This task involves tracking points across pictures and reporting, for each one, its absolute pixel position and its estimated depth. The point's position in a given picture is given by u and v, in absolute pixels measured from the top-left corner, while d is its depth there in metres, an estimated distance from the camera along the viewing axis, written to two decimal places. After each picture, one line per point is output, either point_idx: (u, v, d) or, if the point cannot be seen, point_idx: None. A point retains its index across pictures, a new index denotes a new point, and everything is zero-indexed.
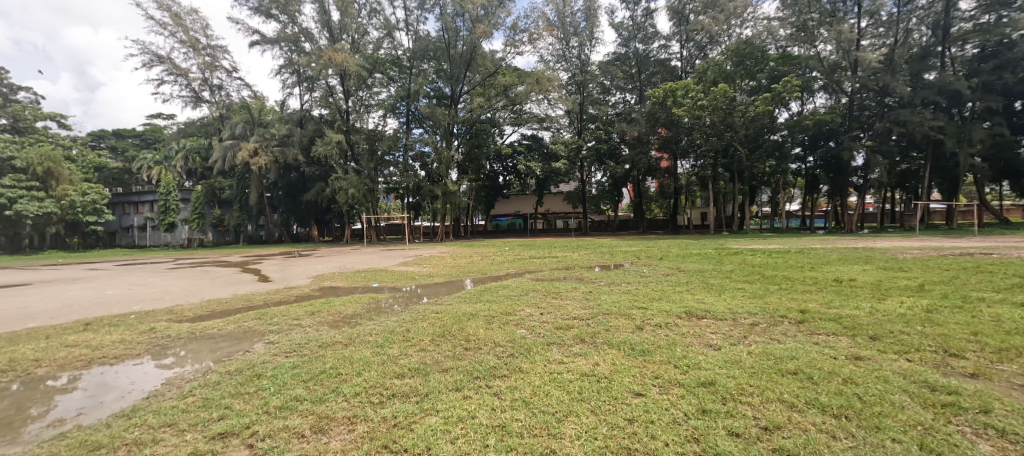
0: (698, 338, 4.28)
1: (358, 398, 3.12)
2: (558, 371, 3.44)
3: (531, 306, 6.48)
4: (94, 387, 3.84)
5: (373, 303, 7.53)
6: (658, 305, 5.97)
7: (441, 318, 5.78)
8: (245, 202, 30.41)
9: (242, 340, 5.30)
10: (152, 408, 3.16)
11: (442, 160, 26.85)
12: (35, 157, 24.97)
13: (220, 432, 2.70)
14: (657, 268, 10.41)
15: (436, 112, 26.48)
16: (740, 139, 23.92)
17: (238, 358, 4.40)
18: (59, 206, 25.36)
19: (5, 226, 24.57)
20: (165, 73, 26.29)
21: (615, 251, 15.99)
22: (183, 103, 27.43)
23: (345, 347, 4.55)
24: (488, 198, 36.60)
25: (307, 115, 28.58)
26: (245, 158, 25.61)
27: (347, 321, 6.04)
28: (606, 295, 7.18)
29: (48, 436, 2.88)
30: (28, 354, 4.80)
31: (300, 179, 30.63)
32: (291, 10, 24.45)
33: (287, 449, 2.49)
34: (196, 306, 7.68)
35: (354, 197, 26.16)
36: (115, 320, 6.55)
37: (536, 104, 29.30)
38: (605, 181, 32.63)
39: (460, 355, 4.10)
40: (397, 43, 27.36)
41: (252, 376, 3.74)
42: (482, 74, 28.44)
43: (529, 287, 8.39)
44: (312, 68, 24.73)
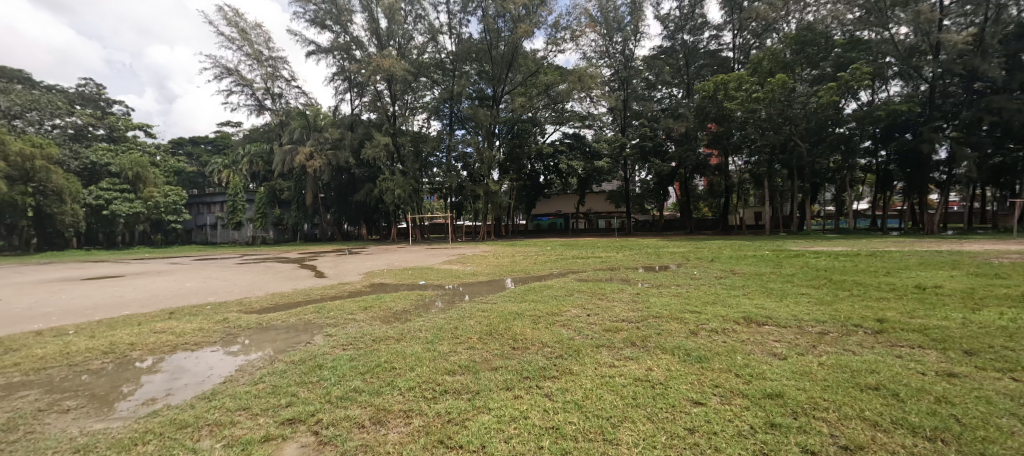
0: (760, 346, 4.02)
1: (412, 393, 3.21)
2: (609, 375, 3.35)
3: (577, 307, 6.37)
4: (177, 371, 4.23)
5: (419, 300, 7.73)
6: (713, 309, 5.67)
7: (487, 317, 5.83)
8: (301, 203, 32.39)
9: (302, 332, 5.64)
10: (229, 393, 3.43)
11: (484, 160, 27.23)
12: (127, 163, 28.21)
13: (288, 418, 2.88)
14: (709, 271, 9.88)
15: (478, 114, 26.88)
16: (800, 133, 22.24)
17: (300, 349, 4.68)
18: (146, 207, 28.30)
19: (102, 224, 27.88)
20: (233, 83, 28.62)
21: (662, 252, 15.41)
22: (248, 111, 29.73)
23: (396, 342, 4.71)
24: (529, 197, 36.55)
25: (357, 119, 29.97)
26: (301, 162, 27.37)
27: (398, 317, 6.28)
28: (655, 298, 6.92)
29: (142, 414, 3.19)
30: (124, 339, 5.38)
31: (350, 181, 32.18)
32: (343, 20, 25.78)
33: (349, 438, 2.59)
34: (262, 299, 8.28)
35: (400, 197, 27.09)
36: (193, 310, 7.20)
37: (578, 102, 29.09)
38: (649, 179, 31.62)
39: (509, 354, 4.11)
40: (441, 46, 27.97)
41: (314, 367, 3.96)
42: (524, 74, 28.53)
43: (574, 288, 8.25)
44: (361, 74, 25.85)
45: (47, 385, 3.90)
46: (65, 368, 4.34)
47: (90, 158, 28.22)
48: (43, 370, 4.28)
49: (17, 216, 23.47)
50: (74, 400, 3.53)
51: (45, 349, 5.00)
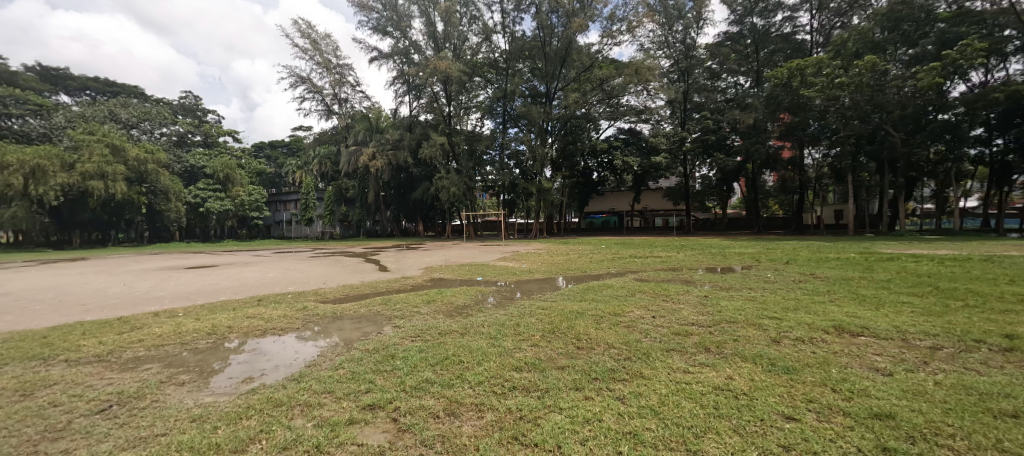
0: (857, 359, 3.61)
1: (481, 387, 3.27)
2: (685, 381, 3.18)
3: (640, 308, 6.13)
4: (267, 353, 4.63)
5: (477, 295, 7.88)
6: (796, 316, 5.19)
7: (548, 315, 5.79)
8: (364, 200, 34.35)
9: (373, 322, 5.97)
10: (315, 376, 3.70)
11: (536, 157, 27.22)
12: (219, 166, 31.63)
13: (369, 404, 3.04)
14: (784, 275, 9.07)
15: (531, 111, 26.87)
16: (893, 121, 19.79)
17: (373, 339, 4.93)
18: (233, 204, 31.59)
19: (199, 220, 31.52)
20: (305, 91, 31.02)
21: (728, 253, 14.46)
22: (318, 115, 32.05)
23: (461, 336, 4.83)
24: (582, 194, 35.97)
25: (415, 120, 31.10)
26: (365, 162, 29.04)
27: (459, 312, 6.44)
28: (725, 301, 6.48)
29: (243, 390, 3.53)
30: (223, 322, 6.02)
31: (408, 179, 33.62)
32: (403, 26, 26.95)
33: (426, 428, 2.69)
34: (334, 290, 8.89)
35: (455, 195, 27.83)
36: (277, 298, 7.90)
37: (634, 96, 28.15)
38: (712, 175, 29.78)
39: (574, 354, 4.05)
40: (495, 46, 28.23)
41: (387, 356, 4.16)
42: (578, 69, 28.05)
43: (634, 288, 7.98)
44: (419, 77, 26.80)
45: (164, 360, 4.44)
46: (177, 346, 4.93)
47: (189, 162, 32.04)
48: (161, 347, 4.90)
49: (135, 212, 27.23)
50: (186, 374, 3.98)
51: (161, 328, 5.73)
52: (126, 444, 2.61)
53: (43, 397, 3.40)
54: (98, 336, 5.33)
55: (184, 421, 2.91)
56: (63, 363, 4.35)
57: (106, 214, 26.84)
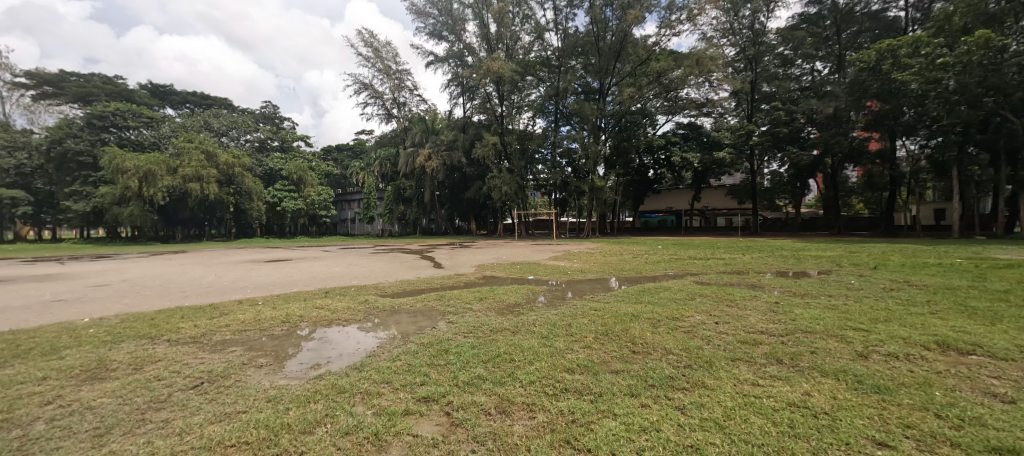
0: (967, 381, 3.12)
1: (533, 386, 3.24)
2: (755, 395, 2.93)
3: (702, 313, 5.77)
4: (333, 342, 4.96)
5: (528, 294, 7.87)
6: (888, 328, 4.60)
7: (601, 316, 5.63)
8: (420, 200, 35.75)
9: (428, 317, 6.17)
10: (375, 366, 3.89)
11: (589, 155, 26.70)
12: (293, 168, 34.55)
13: (424, 396, 3.13)
14: (871, 281, 8.09)
15: (584, 108, 26.35)
16: (1013, 104, 16.94)
17: (428, 333, 5.10)
18: (305, 203, 34.29)
19: (276, 218, 34.62)
20: (368, 97, 32.88)
21: (802, 256, 13.21)
22: (379, 119, 33.85)
23: (512, 334, 4.84)
24: (637, 193, 34.71)
25: (469, 121, 31.75)
26: (421, 163, 30.21)
27: (511, 310, 6.47)
28: (800, 308, 5.91)
29: (311, 375, 3.80)
30: (296, 311, 6.56)
31: (462, 179, 34.47)
32: (458, 30, 27.66)
33: (478, 424, 2.71)
34: (393, 284, 9.34)
35: (507, 194, 28.09)
36: (342, 291, 8.45)
37: (694, 88, 26.67)
38: (783, 171, 27.39)
39: (629, 358, 3.90)
40: (547, 44, 28.05)
41: (441, 351, 4.27)
42: (633, 62, 27.08)
43: (694, 291, 7.53)
44: (473, 79, 27.32)
45: (246, 344, 4.91)
46: (257, 332, 5.42)
47: (269, 165, 35.31)
48: (243, 332, 5.42)
49: (224, 211, 30.51)
50: (264, 358, 4.37)
51: (245, 315, 6.35)
52: (214, 417, 2.91)
53: (150, 371, 3.88)
54: (194, 320, 6.03)
55: (262, 401, 3.17)
56: (167, 342, 4.96)
57: (202, 213, 30.35)
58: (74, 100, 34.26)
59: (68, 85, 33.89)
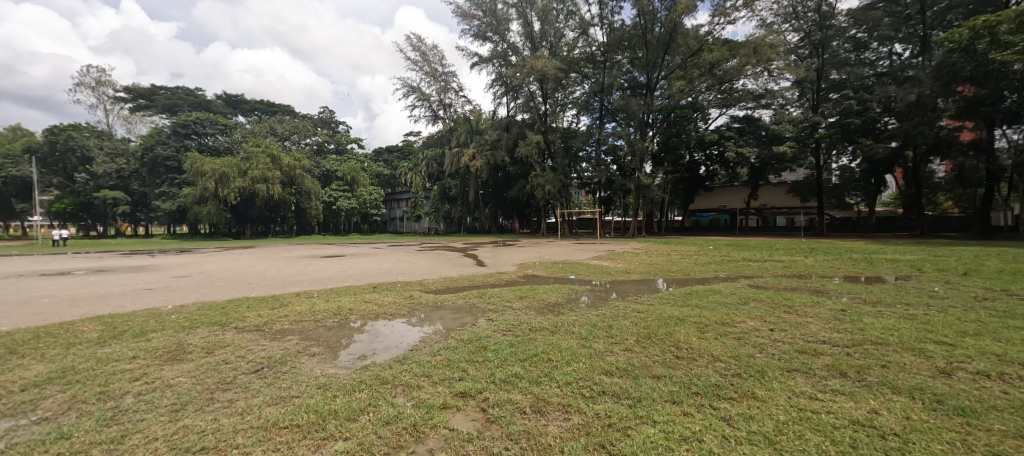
0: None
1: (569, 388, 3.20)
2: (812, 410, 2.71)
3: (755, 319, 5.40)
4: (379, 335, 5.19)
5: (569, 294, 7.78)
6: (978, 343, 4.06)
7: (644, 319, 5.45)
8: (465, 199, 36.46)
9: (469, 313, 6.29)
10: (417, 359, 4.04)
11: (635, 152, 25.88)
12: (347, 169, 36.55)
13: (461, 392, 3.19)
14: (961, 289, 7.16)
15: (630, 103, 25.56)
16: None
17: (468, 330, 5.20)
18: (358, 202, 36.14)
19: (332, 216, 36.79)
20: (415, 99, 33.98)
21: (875, 259, 11.99)
22: (426, 121, 34.88)
23: (551, 334, 4.80)
24: (687, 191, 33.20)
25: (512, 121, 31.88)
26: (466, 162, 30.79)
27: (551, 309, 6.43)
28: (870, 317, 5.36)
29: (358, 365, 4.01)
30: (346, 304, 6.94)
31: (505, 178, 34.73)
32: (502, 30, 27.87)
33: (513, 422, 2.72)
34: (436, 281, 9.60)
35: (550, 193, 27.96)
36: (389, 286, 8.82)
37: (751, 78, 25.06)
38: (854, 166, 25.01)
39: (672, 364, 3.73)
40: (592, 39, 27.47)
41: (479, 347, 4.33)
42: (684, 54, 25.85)
43: (748, 296, 7.06)
44: (516, 78, 27.39)
45: (302, 333, 5.27)
46: (311, 323, 5.80)
47: (326, 167, 37.61)
48: (300, 322, 5.82)
49: (286, 209, 32.92)
50: (317, 347, 4.66)
51: (301, 306, 6.82)
52: (271, 399, 3.14)
53: (219, 355, 4.27)
54: (258, 310, 6.56)
55: (312, 387, 3.38)
56: (234, 329, 5.42)
57: (268, 211, 32.94)
58: (163, 111, 38.47)
59: (158, 97, 38.08)
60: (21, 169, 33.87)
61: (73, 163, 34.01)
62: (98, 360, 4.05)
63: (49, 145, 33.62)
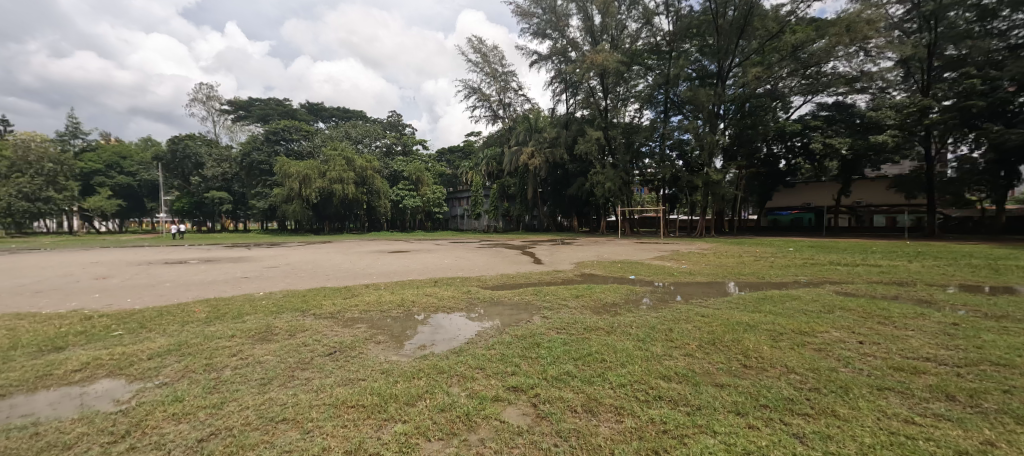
0: None
1: (623, 390, 3.12)
2: (907, 436, 2.39)
3: (841, 330, 4.85)
4: (438, 326, 5.45)
5: (629, 294, 7.54)
6: None
7: (708, 323, 5.13)
8: (523, 197, 36.72)
9: (524, 310, 6.37)
10: (472, 352, 4.19)
11: (704, 146, 24.29)
12: (413, 170, 38.53)
13: (513, 386, 3.25)
14: None
15: (699, 94, 24.00)
16: None
17: (522, 326, 5.27)
18: (422, 201, 37.94)
19: (399, 214, 39.00)
20: (476, 100, 34.85)
21: (1002, 266, 10.16)
22: (486, 121, 35.65)
23: (606, 334, 4.71)
24: (763, 187, 30.50)
25: (572, 117, 31.48)
26: (524, 161, 30.95)
27: (607, 309, 6.30)
28: (991, 334, 4.57)
29: (417, 355, 4.24)
30: (410, 297, 7.35)
31: (564, 175, 34.40)
32: (561, 26, 27.60)
33: (564, 419, 2.72)
34: (494, 277, 9.82)
35: (611, 190, 27.22)
36: (449, 281, 9.19)
37: (843, 60, 22.39)
38: (975, 156, 21.34)
39: (738, 373, 3.49)
40: (657, 29, 26.20)
41: (533, 343, 4.38)
42: (761, 38, 23.75)
43: (833, 304, 6.34)
44: (576, 74, 26.97)
45: (370, 322, 5.68)
46: (378, 313, 6.23)
47: (394, 167, 39.96)
48: (369, 311, 6.30)
49: (359, 207, 35.48)
50: (383, 335, 5.00)
51: (370, 297, 7.35)
52: (341, 380, 3.44)
53: (301, 337, 4.76)
54: (333, 299, 7.19)
55: (376, 372, 3.64)
56: (312, 315, 5.99)
57: (343, 209, 35.75)
58: (258, 120, 43.30)
59: (254, 108, 42.97)
60: (151, 174, 40.06)
61: (188, 167, 39.51)
62: (205, 336, 4.70)
63: (171, 152, 39.38)
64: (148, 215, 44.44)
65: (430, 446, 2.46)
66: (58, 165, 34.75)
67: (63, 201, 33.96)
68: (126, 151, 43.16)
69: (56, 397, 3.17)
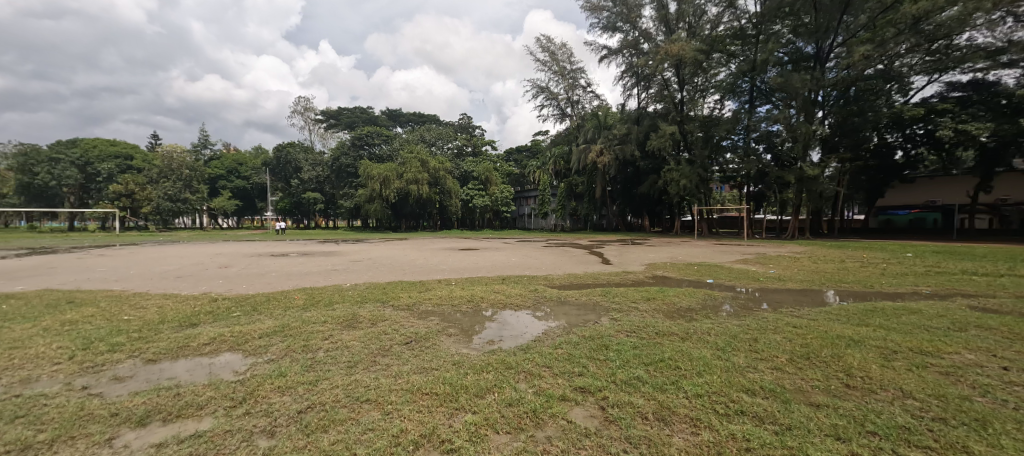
0: None
1: (699, 400, 2.94)
2: None
3: (978, 352, 4.06)
4: (506, 323, 5.56)
5: (707, 300, 7.01)
6: None
7: (801, 335, 4.61)
8: (592, 196, 35.96)
9: (592, 311, 6.25)
10: (539, 349, 4.21)
11: (798, 137, 21.82)
12: (483, 170, 39.68)
13: (580, 387, 3.22)
14: None
15: (791, 80, 21.57)
16: None
17: (590, 327, 5.18)
18: (490, 200, 38.95)
19: (469, 213, 40.37)
20: (544, 99, 34.91)
21: None
22: (554, 119, 35.52)
23: (681, 341, 4.45)
24: (873, 183, 26.56)
25: (644, 112, 30.17)
26: (593, 159, 30.27)
27: (682, 314, 5.94)
28: None
29: (486, 349, 4.38)
30: (478, 293, 7.60)
31: (635, 173, 33.07)
32: (634, 18, 26.56)
33: (634, 425, 2.63)
34: (561, 277, 9.76)
35: (686, 188, 25.59)
36: (516, 279, 9.33)
37: (983, 29, 18.71)
38: None
39: (839, 393, 3.08)
40: (741, 11, 24.07)
41: (601, 345, 4.29)
42: (872, 11, 20.69)
43: (967, 321, 5.32)
44: (649, 66, 25.77)
45: (442, 316, 5.97)
46: (449, 307, 6.53)
47: (465, 168, 41.47)
48: (441, 305, 6.63)
49: (432, 206, 37.41)
50: (455, 329, 5.23)
51: (442, 292, 7.73)
52: (416, 369, 3.66)
53: (381, 326, 5.15)
54: (409, 292, 7.68)
55: (448, 363, 3.82)
56: (391, 306, 6.45)
57: (418, 208, 37.91)
58: (346, 128, 47.63)
59: (343, 117, 47.34)
60: (260, 178, 46.03)
61: (289, 171, 44.65)
62: (303, 320, 5.30)
63: (276, 159, 44.88)
64: (258, 214, 51.10)
65: (497, 438, 2.53)
66: (192, 171, 41.33)
67: (196, 201, 40.38)
68: (242, 158, 50.08)
69: (191, 365, 3.79)
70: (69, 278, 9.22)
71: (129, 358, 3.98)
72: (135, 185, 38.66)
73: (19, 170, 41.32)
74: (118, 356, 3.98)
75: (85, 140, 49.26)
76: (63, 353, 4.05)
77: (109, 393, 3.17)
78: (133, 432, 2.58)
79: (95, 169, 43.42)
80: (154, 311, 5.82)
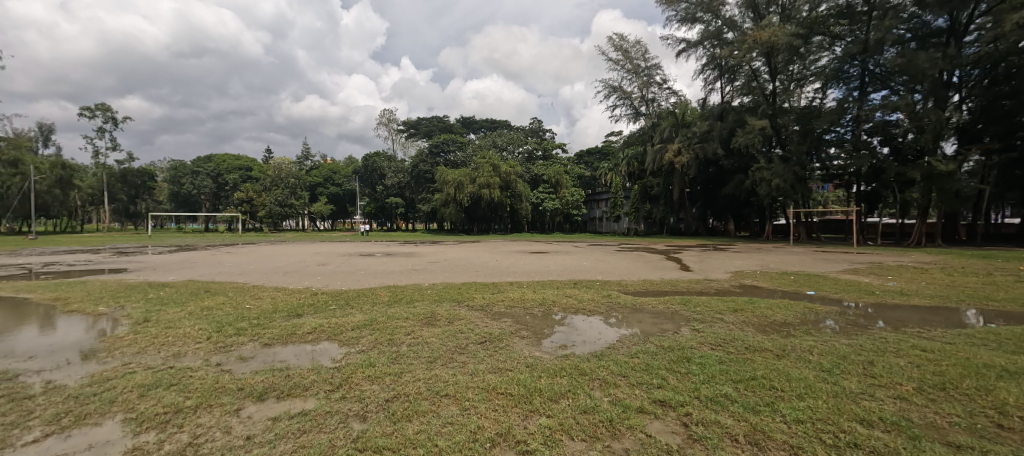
0: None
1: (801, 427, 2.62)
2: None
3: None
4: (575, 328, 5.48)
5: (805, 314, 6.23)
6: None
7: (935, 362, 3.88)
8: (668, 198, 33.98)
9: (670, 320, 5.87)
10: (614, 357, 4.08)
11: (923, 125, 18.64)
12: (554, 173, 39.72)
13: (660, 400, 3.05)
14: None
15: (916, 60, 18.43)
16: None
17: (669, 337, 4.89)
18: (560, 204, 38.99)
19: (539, 217, 40.53)
20: (617, 99, 33.99)
21: None
22: (627, 119, 34.33)
23: (777, 358, 4.02)
24: None
25: (728, 107, 27.94)
26: (669, 158, 28.68)
27: (777, 329, 5.34)
28: None
29: (558, 353, 4.34)
30: (550, 297, 7.60)
31: (719, 173, 30.70)
32: (716, 6, 24.89)
33: (722, 447, 2.43)
34: (637, 283, 9.37)
35: (779, 188, 23.04)
36: (589, 283, 9.17)
37: None
38: None
39: (989, 435, 2.54)
40: None
41: (682, 358, 4.02)
42: None
43: None
44: (733, 57, 23.87)
45: (515, 318, 6.06)
46: (522, 309, 6.60)
47: (534, 171, 41.57)
48: (514, 307, 6.73)
49: (504, 210, 38.19)
50: (527, 332, 5.23)
51: (515, 294, 7.86)
52: (490, 368, 3.75)
53: (455, 325, 5.36)
54: (483, 293, 7.95)
55: (521, 364, 3.87)
56: (467, 306, 6.74)
57: (490, 212, 38.97)
58: (425, 136, 50.67)
59: (422, 126, 50.53)
60: (351, 185, 50.79)
61: (375, 178, 48.58)
62: (387, 316, 5.74)
63: (364, 167, 49.09)
64: (350, 217, 56.35)
65: (573, 445, 2.49)
66: (296, 180, 46.87)
67: (300, 206, 45.74)
68: (336, 167, 55.70)
69: (297, 351, 4.29)
70: (205, 271, 10.97)
71: (249, 341, 4.61)
72: (254, 192, 44.95)
73: (172, 182, 51.09)
74: (241, 339, 4.64)
75: (217, 156, 58.46)
76: (202, 333, 4.84)
77: (238, 370, 3.72)
78: (253, 406, 2.98)
79: (224, 179, 51.23)
80: (268, 301, 6.72)
